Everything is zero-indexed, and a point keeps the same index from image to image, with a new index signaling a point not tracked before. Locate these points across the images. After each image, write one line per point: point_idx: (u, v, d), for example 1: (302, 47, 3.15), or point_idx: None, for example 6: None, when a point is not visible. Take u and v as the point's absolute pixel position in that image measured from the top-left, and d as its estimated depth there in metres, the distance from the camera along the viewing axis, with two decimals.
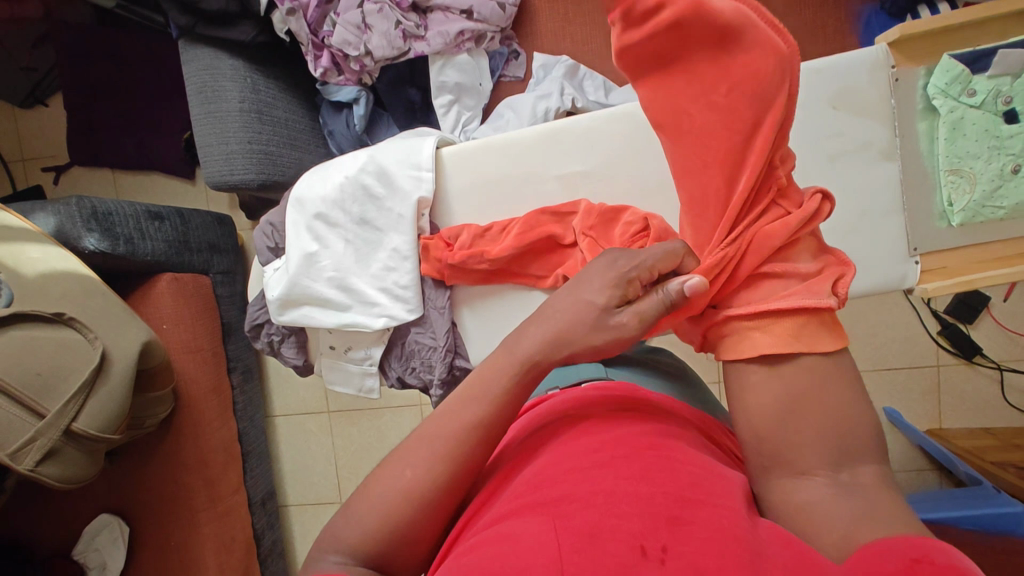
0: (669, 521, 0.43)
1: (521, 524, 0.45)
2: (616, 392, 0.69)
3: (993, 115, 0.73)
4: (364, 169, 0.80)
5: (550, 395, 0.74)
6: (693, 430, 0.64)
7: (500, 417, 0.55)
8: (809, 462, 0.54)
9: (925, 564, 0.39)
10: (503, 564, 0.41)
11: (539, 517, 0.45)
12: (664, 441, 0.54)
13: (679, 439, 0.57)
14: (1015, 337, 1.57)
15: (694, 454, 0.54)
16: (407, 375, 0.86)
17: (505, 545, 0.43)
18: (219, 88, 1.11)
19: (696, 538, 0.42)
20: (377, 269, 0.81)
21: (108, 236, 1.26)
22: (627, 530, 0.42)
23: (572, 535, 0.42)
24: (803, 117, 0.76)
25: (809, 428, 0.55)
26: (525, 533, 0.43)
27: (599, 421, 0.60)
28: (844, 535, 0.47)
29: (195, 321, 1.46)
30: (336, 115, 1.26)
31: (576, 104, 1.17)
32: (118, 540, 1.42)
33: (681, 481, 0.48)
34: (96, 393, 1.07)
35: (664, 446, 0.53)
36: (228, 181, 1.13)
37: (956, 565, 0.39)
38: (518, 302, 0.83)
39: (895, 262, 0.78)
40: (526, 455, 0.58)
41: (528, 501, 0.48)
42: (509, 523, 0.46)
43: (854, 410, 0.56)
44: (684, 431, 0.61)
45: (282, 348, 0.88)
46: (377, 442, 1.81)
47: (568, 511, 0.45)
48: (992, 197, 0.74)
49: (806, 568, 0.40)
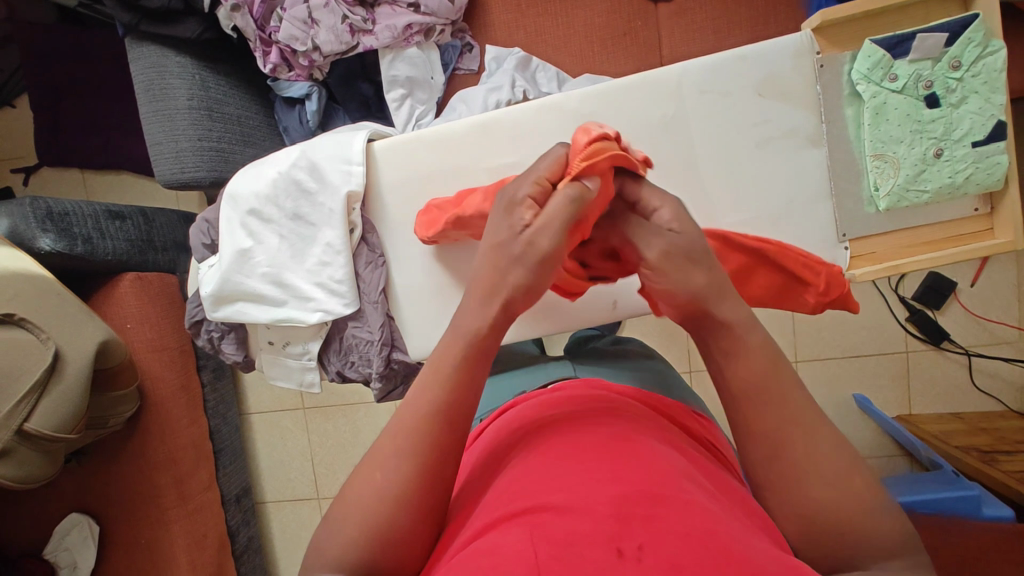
0: (643, 519, 0.43)
1: (499, 536, 0.44)
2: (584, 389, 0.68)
3: (915, 99, 0.73)
4: (296, 165, 0.80)
5: (515, 399, 0.71)
6: (658, 418, 0.63)
7: None
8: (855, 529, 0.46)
9: None
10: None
11: (514, 524, 0.45)
12: (628, 433, 0.54)
13: (644, 430, 0.56)
14: (982, 323, 1.58)
15: (662, 447, 0.53)
16: (346, 369, 0.87)
17: (485, 560, 0.42)
18: (166, 86, 1.11)
19: (669, 533, 0.41)
20: (313, 265, 0.81)
21: (65, 236, 1.26)
22: (601, 533, 0.42)
23: (548, 542, 0.42)
24: (729, 105, 0.77)
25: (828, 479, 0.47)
26: (503, 545, 0.43)
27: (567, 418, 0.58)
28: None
29: (162, 319, 1.47)
30: (290, 111, 1.26)
31: (528, 95, 1.18)
32: (88, 539, 1.43)
33: (647, 475, 0.47)
34: (49, 393, 1.08)
35: (629, 440, 0.52)
36: (179, 179, 1.13)
37: None
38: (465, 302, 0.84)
39: (823, 250, 0.79)
40: (496, 461, 0.57)
41: (502, 509, 0.47)
42: (485, 535, 0.45)
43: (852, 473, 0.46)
44: (649, 419, 0.61)
45: (222, 345, 0.89)
46: (352, 438, 1.82)
47: (542, 519, 0.44)
48: (916, 181, 0.75)
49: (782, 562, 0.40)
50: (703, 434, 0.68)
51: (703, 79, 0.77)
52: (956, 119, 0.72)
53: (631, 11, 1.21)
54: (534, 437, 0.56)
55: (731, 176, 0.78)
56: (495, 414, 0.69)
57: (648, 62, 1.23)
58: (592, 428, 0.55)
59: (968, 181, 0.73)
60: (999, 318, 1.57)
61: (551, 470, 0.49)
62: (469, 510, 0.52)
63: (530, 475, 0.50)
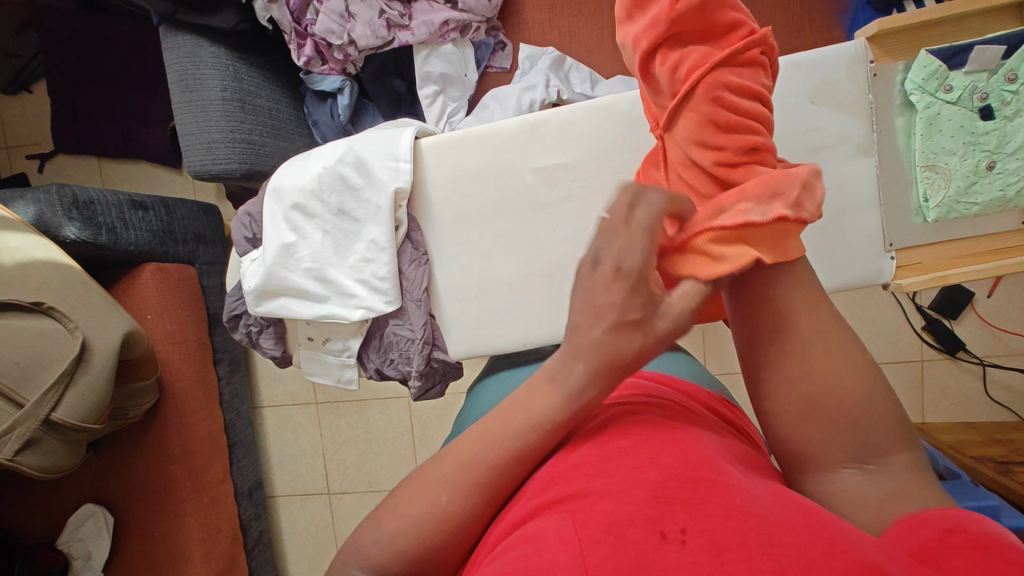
0: (685, 502, 0.40)
1: (542, 524, 0.42)
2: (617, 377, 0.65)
3: (969, 111, 0.73)
4: (342, 160, 0.80)
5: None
6: (698, 411, 0.60)
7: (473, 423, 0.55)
8: (834, 457, 0.48)
9: (958, 532, 0.38)
10: (521, 566, 0.38)
11: (556, 515, 0.42)
12: (666, 423, 0.51)
13: (686, 423, 0.53)
14: (999, 334, 1.58)
15: (701, 434, 0.51)
16: (385, 367, 0.86)
17: (528, 548, 0.40)
18: (199, 76, 1.10)
19: (712, 515, 0.38)
20: (355, 261, 0.81)
21: (90, 225, 1.25)
22: (643, 517, 0.39)
23: (591, 527, 0.39)
24: (781, 112, 0.77)
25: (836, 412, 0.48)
26: (547, 532, 0.40)
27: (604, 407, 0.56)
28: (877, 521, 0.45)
29: (181, 311, 1.46)
30: (321, 105, 1.25)
31: (562, 96, 1.16)
32: (103, 530, 1.42)
33: (688, 461, 0.45)
34: (76, 383, 1.07)
35: (669, 428, 0.50)
36: (210, 170, 1.12)
37: (991, 533, 0.37)
38: (508, 302, 0.84)
39: (870, 258, 0.80)
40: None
41: (543, 498, 0.46)
42: (528, 523, 0.43)
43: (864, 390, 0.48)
44: (690, 412, 0.58)
45: (260, 339, 0.89)
46: (364, 434, 1.82)
47: (583, 506, 0.42)
48: (966, 193, 0.75)
49: (829, 536, 0.36)
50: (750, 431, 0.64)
51: None
52: (1010, 132, 0.73)
53: None
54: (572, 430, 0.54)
55: None
56: None
57: None
58: (632, 419, 0.52)
59: (1018, 194, 0.74)
60: (1014, 330, 1.58)
61: (590, 461, 0.47)
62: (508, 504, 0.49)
63: (568, 466, 0.48)
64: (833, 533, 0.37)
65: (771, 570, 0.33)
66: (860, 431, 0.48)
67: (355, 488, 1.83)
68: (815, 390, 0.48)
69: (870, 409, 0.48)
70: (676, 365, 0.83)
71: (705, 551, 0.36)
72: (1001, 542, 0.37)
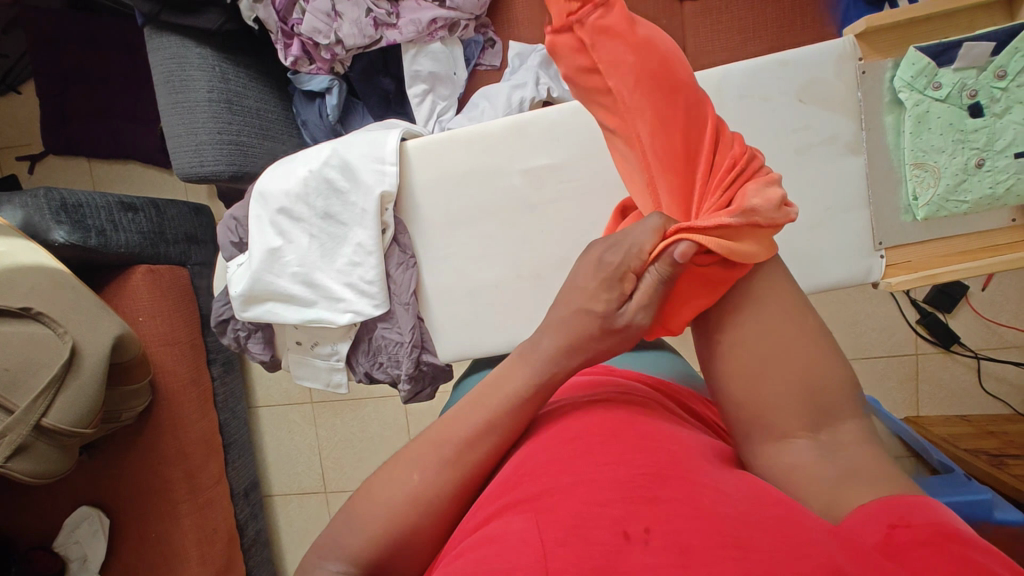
0: (652, 502, 0.40)
1: (505, 523, 0.42)
2: (591, 373, 0.65)
3: (958, 108, 0.73)
4: (328, 163, 0.79)
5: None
6: (669, 404, 0.60)
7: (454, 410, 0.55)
8: (790, 424, 0.48)
9: (901, 529, 0.37)
10: (483, 565, 0.37)
11: (521, 514, 0.42)
12: (636, 419, 0.51)
13: (657, 418, 0.53)
14: (993, 327, 1.58)
15: (671, 430, 0.51)
16: (374, 370, 0.86)
17: (491, 547, 0.39)
18: (185, 78, 1.09)
19: (678, 515, 0.38)
20: (342, 265, 0.80)
21: (79, 228, 1.24)
22: (609, 517, 0.39)
23: (555, 526, 0.39)
24: (769, 111, 0.76)
25: (784, 382, 0.49)
26: (510, 532, 0.40)
27: (572, 403, 0.56)
28: (829, 501, 0.43)
29: (173, 312, 1.46)
30: (309, 105, 1.24)
31: (552, 93, 1.16)
32: (98, 532, 1.42)
33: (656, 459, 0.44)
34: (66, 387, 1.07)
35: (638, 425, 0.50)
36: (197, 172, 1.11)
37: (935, 520, 0.37)
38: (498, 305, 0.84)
39: (859, 257, 0.79)
40: (501, 449, 0.55)
41: (509, 496, 0.45)
42: (492, 522, 0.43)
43: (819, 359, 0.50)
44: (661, 407, 0.57)
45: (249, 344, 0.88)
46: (360, 433, 1.82)
47: (548, 505, 0.42)
48: (955, 191, 0.75)
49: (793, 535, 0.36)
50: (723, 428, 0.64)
51: (743, 84, 0.76)
52: (998, 130, 0.72)
53: (655, 9, 1.19)
54: (543, 424, 0.54)
55: None
56: None
57: None
58: (602, 414, 0.52)
59: (1008, 192, 0.73)
60: (1008, 323, 1.58)
61: (559, 457, 0.47)
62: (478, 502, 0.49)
63: (537, 461, 0.47)
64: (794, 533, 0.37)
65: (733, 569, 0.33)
66: (813, 398, 0.48)
67: (352, 486, 1.84)
68: (762, 353, 0.50)
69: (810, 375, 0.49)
70: (665, 365, 0.83)
71: (669, 552, 0.35)
72: (949, 533, 0.36)
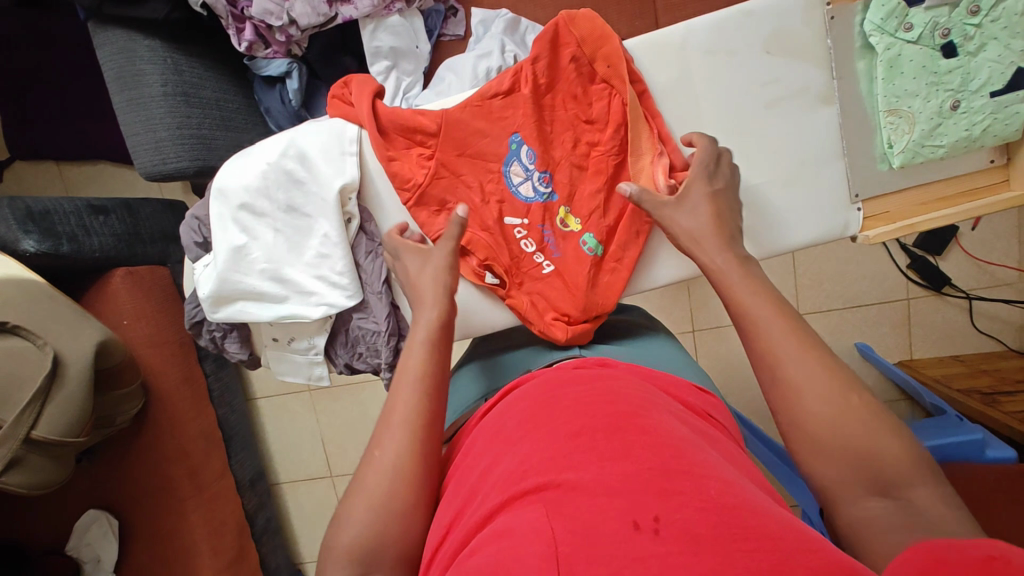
0: (658, 492, 0.43)
1: (515, 517, 0.45)
2: (585, 366, 0.67)
3: (931, 49, 0.72)
4: (286, 154, 0.82)
5: (519, 378, 0.68)
6: (661, 395, 0.62)
7: (463, 486, 0.56)
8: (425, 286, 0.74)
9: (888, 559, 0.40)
10: (499, 564, 0.41)
11: (529, 505, 0.45)
12: (636, 410, 0.53)
13: (656, 410, 0.55)
14: (984, 266, 1.56)
15: (670, 420, 0.54)
16: (354, 360, 0.92)
17: (503, 543, 0.42)
18: (137, 72, 1.06)
19: (686, 506, 0.42)
20: (311, 257, 0.84)
21: (49, 236, 1.22)
22: (617, 508, 0.43)
23: (567, 521, 0.43)
24: (736, 65, 0.76)
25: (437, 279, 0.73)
26: (520, 525, 0.43)
27: (572, 389, 0.58)
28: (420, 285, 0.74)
29: (158, 313, 1.45)
30: (270, 90, 1.20)
31: (518, 61, 1.10)
32: (109, 533, 1.45)
33: (661, 451, 0.47)
34: (53, 398, 1.07)
35: (641, 415, 0.52)
36: (162, 171, 1.09)
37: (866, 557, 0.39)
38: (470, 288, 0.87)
39: (837, 211, 0.79)
40: (499, 441, 0.56)
41: (516, 487, 0.48)
42: (501, 516, 0.46)
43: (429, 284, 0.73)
44: (656, 397, 0.59)
45: (226, 343, 0.93)
46: (360, 417, 1.81)
47: (557, 498, 0.45)
48: (931, 136, 0.74)
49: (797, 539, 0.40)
50: (711, 413, 0.66)
51: (706, 40, 0.76)
52: (973, 69, 0.71)
53: None
54: (541, 414, 0.56)
55: (743, 140, 0.78)
56: (504, 396, 0.67)
57: (641, 16, 1.16)
58: (602, 406, 0.54)
59: (985, 133, 0.73)
60: (1000, 261, 1.56)
61: (563, 450, 0.49)
62: (483, 489, 0.52)
63: (540, 452, 0.50)
64: (783, 521, 0.42)
65: (739, 565, 0.37)
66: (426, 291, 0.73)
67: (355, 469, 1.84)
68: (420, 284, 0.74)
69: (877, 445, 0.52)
70: (661, 353, 0.82)
71: (678, 541, 0.40)
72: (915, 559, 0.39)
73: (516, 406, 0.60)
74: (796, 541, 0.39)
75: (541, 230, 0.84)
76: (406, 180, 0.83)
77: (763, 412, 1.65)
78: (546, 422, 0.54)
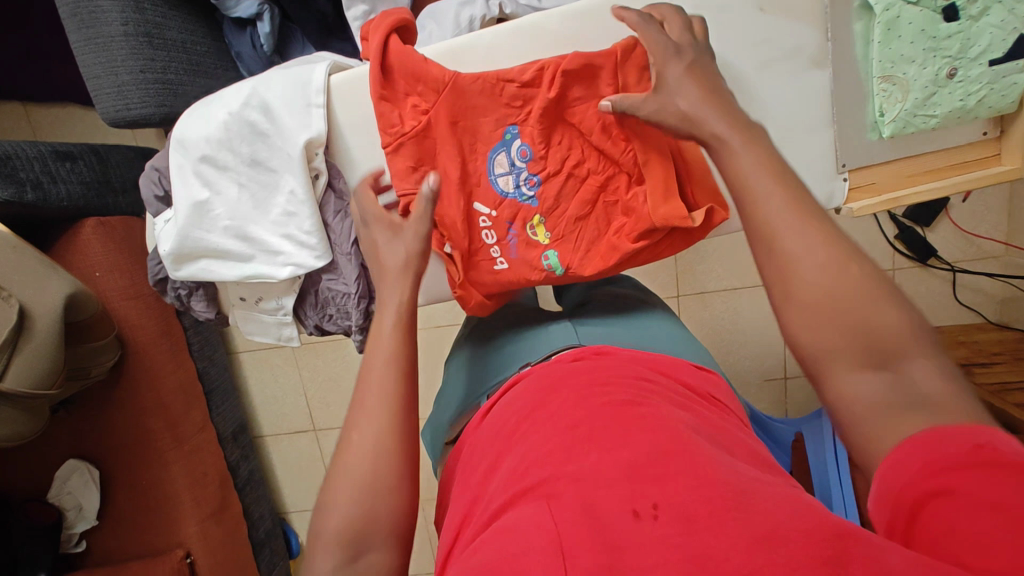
0: (655, 476, 0.42)
1: (518, 513, 0.44)
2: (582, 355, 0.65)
3: (931, 12, 0.68)
4: (248, 104, 0.78)
5: (521, 373, 0.67)
6: (661, 379, 0.61)
7: (474, 486, 0.55)
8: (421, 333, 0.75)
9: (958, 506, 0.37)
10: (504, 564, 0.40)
11: (532, 501, 0.44)
12: (632, 398, 0.52)
13: (657, 398, 0.54)
14: (971, 238, 1.55)
15: (667, 404, 0.53)
16: (325, 322, 0.90)
17: (508, 542, 0.41)
18: (95, 9, 0.99)
19: (683, 487, 0.41)
20: (277, 215, 0.82)
21: (11, 183, 1.17)
22: (616, 498, 0.42)
23: (569, 513, 0.41)
24: (727, 23, 0.72)
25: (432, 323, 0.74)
26: (522, 522, 0.42)
27: (569, 381, 0.57)
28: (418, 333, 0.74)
29: (132, 265, 1.41)
30: (241, 34, 1.14)
31: (504, 10, 1.03)
32: (90, 482, 1.47)
33: (657, 435, 0.46)
34: (21, 350, 1.05)
35: (635, 403, 0.51)
36: (126, 116, 1.05)
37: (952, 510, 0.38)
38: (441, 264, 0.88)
39: (822, 181, 0.78)
40: (505, 436, 0.55)
41: (518, 485, 0.46)
42: (507, 514, 0.45)
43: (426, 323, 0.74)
44: (654, 382, 0.58)
45: (192, 302, 0.91)
46: (342, 374, 1.81)
47: (558, 490, 0.43)
48: (924, 105, 0.72)
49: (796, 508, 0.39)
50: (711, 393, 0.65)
51: None
52: (973, 34, 0.68)
53: None
54: (541, 408, 0.54)
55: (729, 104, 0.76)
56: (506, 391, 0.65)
57: None
58: (596, 396, 0.53)
59: (980, 104, 0.70)
60: (986, 233, 1.55)
61: (560, 443, 0.48)
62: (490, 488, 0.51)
63: (540, 447, 0.48)
64: (783, 493, 0.41)
65: (737, 539, 0.36)
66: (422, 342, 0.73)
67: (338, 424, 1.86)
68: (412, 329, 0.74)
69: (878, 312, 0.49)
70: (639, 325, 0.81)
71: (679, 523, 0.38)
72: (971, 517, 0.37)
73: (517, 404, 0.59)
74: (786, 506, 0.39)
75: (508, 227, 0.82)
76: (391, 125, 0.78)
77: (742, 377, 1.67)
78: (546, 415, 0.53)
